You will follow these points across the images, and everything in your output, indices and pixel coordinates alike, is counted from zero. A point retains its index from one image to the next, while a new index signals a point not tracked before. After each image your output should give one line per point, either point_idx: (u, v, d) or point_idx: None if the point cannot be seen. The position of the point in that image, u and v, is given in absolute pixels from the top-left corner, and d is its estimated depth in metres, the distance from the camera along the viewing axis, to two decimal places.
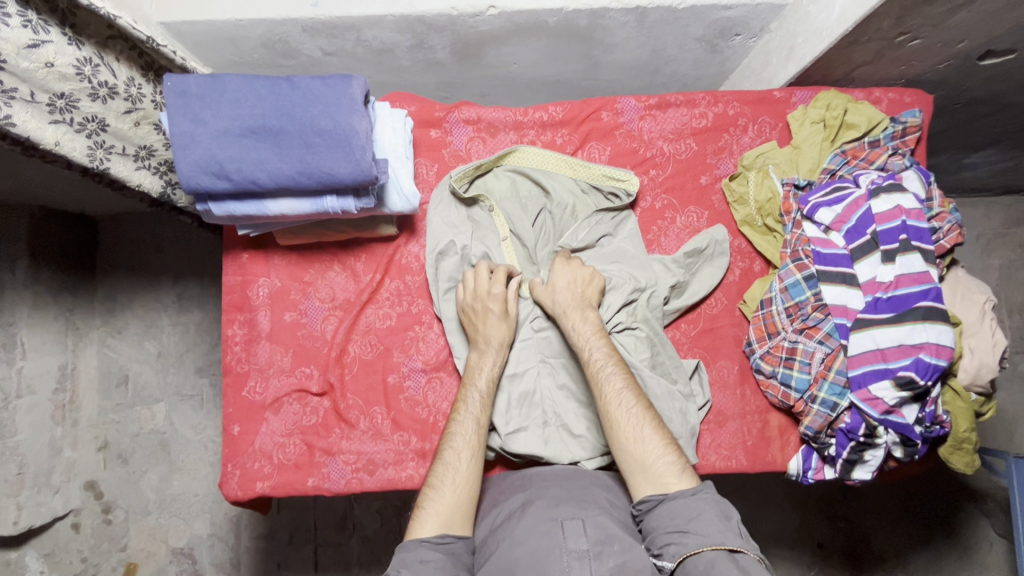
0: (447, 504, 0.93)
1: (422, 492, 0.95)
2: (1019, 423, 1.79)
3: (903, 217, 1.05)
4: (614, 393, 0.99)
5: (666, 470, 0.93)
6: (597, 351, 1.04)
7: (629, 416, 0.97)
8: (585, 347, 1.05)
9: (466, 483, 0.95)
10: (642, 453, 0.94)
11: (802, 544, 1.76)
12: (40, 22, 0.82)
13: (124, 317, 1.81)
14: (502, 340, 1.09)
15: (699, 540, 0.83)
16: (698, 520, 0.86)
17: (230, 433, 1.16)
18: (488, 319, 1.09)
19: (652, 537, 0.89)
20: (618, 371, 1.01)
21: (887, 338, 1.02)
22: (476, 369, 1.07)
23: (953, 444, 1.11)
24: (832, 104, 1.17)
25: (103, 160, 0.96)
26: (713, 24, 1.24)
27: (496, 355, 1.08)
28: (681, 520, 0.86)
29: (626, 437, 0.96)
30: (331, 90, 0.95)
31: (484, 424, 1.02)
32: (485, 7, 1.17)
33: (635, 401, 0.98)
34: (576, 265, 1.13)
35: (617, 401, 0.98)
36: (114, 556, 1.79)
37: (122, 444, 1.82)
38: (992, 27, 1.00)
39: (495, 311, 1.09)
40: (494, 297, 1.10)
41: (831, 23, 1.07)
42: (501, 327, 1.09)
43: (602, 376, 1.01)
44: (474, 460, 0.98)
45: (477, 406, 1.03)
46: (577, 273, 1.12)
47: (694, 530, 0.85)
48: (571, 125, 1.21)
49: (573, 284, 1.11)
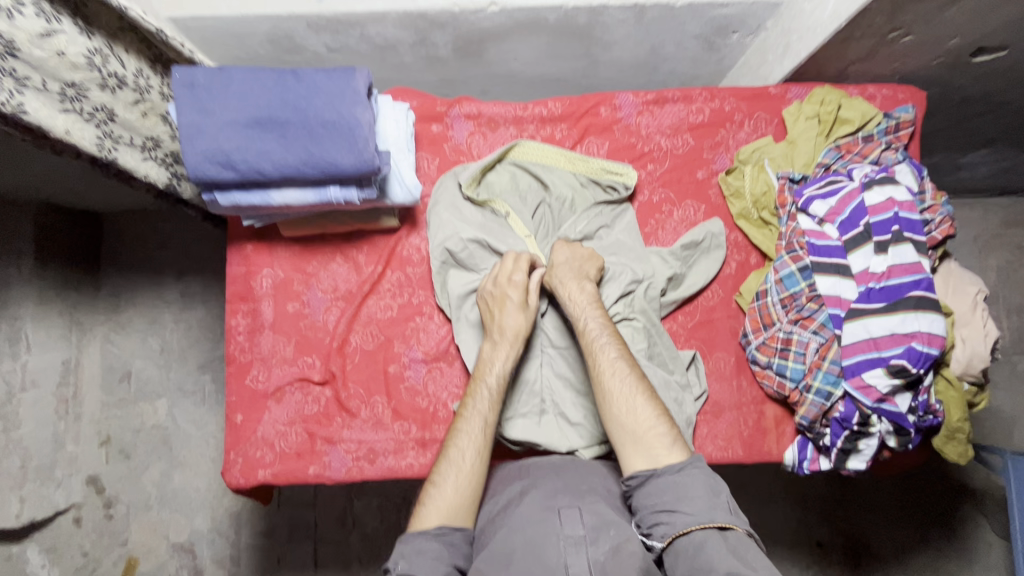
0: (449, 503, 0.93)
1: (424, 488, 0.96)
2: (1016, 422, 1.80)
3: (895, 208, 1.07)
4: (608, 363, 1.01)
5: (657, 441, 0.94)
6: (594, 327, 1.05)
7: (621, 385, 0.99)
8: (585, 327, 1.05)
9: (467, 484, 0.95)
10: (633, 422, 0.96)
11: (801, 543, 1.76)
12: (53, 12, 0.84)
13: (127, 313, 1.84)
14: (519, 331, 1.08)
15: (688, 519, 0.85)
16: (687, 499, 0.87)
17: (233, 421, 1.18)
18: (506, 308, 1.09)
19: (641, 516, 0.90)
20: (613, 341, 1.03)
21: (880, 327, 1.04)
22: (490, 361, 1.06)
23: (946, 435, 1.13)
24: (826, 99, 1.20)
25: (111, 150, 0.98)
26: (710, 22, 1.27)
27: (513, 347, 1.07)
28: (670, 499, 0.88)
29: (620, 408, 0.97)
30: (335, 82, 0.98)
31: (492, 422, 1.00)
32: (487, 4, 1.19)
33: (629, 371, 1.00)
34: (575, 249, 1.15)
35: (611, 370, 1.00)
36: (114, 550, 1.80)
37: (125, 439, 1.83)
38: (983, 23, 1.02)
39: (512, 302, 1.09)
40: (513, 287, 1.11)
41: (825, 20, 1.10)
42: (522, 318, 1.09)
43: (597, 347, 1.03)
44: (479, 457, 0.97)
45: (488, 397, 1.03)
46: (570, 254, 1.13)
47: (683, 509, 0.86)
48: (571, 120, 1.24)
49: (570, 264, 1.12)
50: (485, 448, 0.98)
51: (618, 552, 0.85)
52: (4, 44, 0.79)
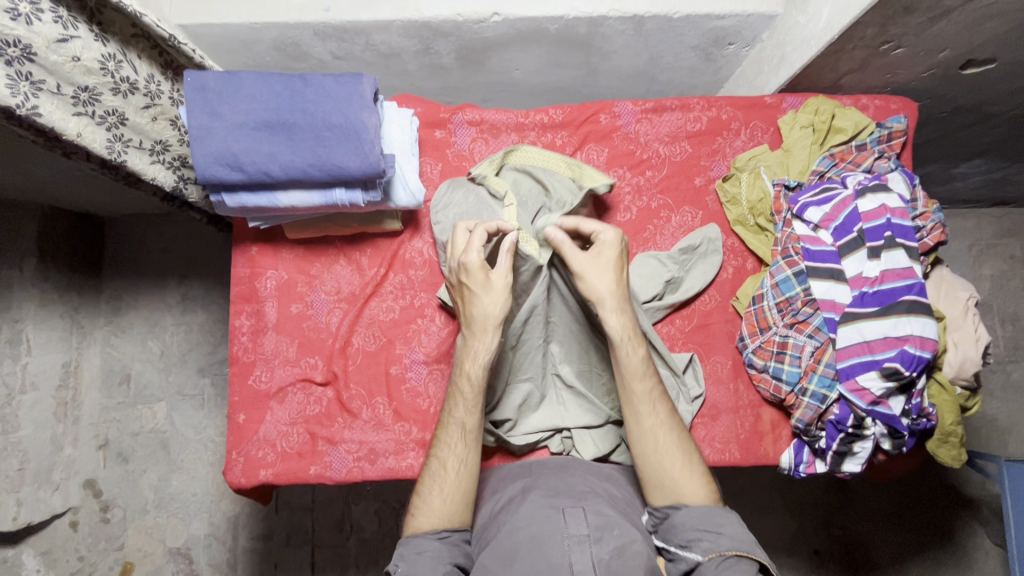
0: (439, 511, 0.94)
1: (413, 499, 0.97)
2: (1012, 431, 1.82)
3: (887, 215, 1.10)
4: (653, 419, 0.99)
5: (681, 488, 0.96)
6: (647, 381, 0.99)
7: (662, 440, 0.98)
8: (642, 382, 0.99)
9: (455, 493, 0.96)
10: (677, 476, 0.96)
11: (798, 550, 1.77)
12: (70, 18, 0.87)
13: (128, 317, 1.84)
14: (484, 314, 1.00)
15: (733, 543, 0.87)
16: (731, 525, 0.90)
17: (235, 421, 1.19)
18: (479, 294, 1.00)
19: (676, 531, 0.92)
20: (663, 401, 1.00)
21: (873, 331, 1.07)
22: (466, 350, 1.01)
23: (940, 438, 1.15)
24: (821, 108, 1.22)
25: (121, 153, 1.00)
26: (707, 33, 1.30)
27: (484, 336, 1.00)
28: (715, 522, 0.90)
29: (666, 463, 0.97)
30: (342, 87, 1.01)
31: (472, 425, 0.99)
32: (490, 13, 1.22)
33: (670, 428, 0.99)
34: (612, 242, 1.01)
35: (655, 425, 0.99)
36: (110, 555, 1.80)
37: (123, 443, 1.83)
38: (972, 36, 1.06)
39: (485, 289, 1.00)
40: (481, 275, 1.00)
41: (819, 32, 1.13)
42: (492, 302, 1.00)
43: (647, 401, 0.99)
44: (463, 466, 0.97)
45: (469, 399, 0.99)
46: (612, 259, 1.01)
47: (728, 533, 0.89)
48: (571, 127, 1.26)
49: (610, 272, 1.00)
50: (473, 449, 0.99)
51: (622, 551, 0.86)
52: (22, 48, 0.81)
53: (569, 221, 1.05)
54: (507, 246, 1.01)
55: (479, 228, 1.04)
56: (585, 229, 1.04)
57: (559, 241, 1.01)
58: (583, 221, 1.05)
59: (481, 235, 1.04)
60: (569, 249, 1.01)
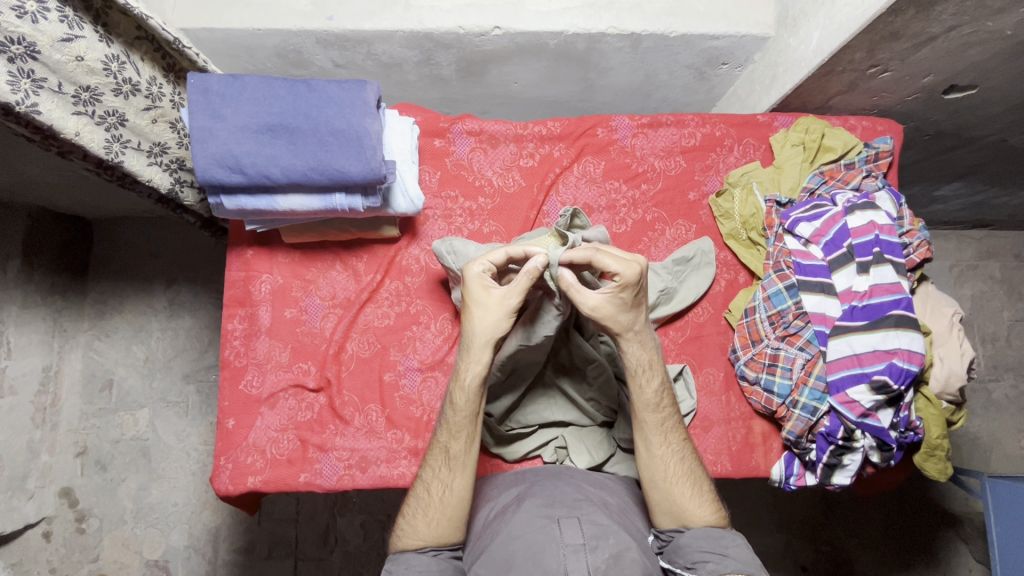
0: (423, 533, 0.93)
1: (399, 520, 0.97)
2: (993, 449, 1.85)
3: (876, 232, 1.13)
4: (664, 449, 0.98)
5: (683, 509, 0.97)
6: (661, 411, 0.98)
7: (665, 471, 0.98)
8: (656, 413, 0.98)
9: (440, 518, 0.93)
10: (685, 503, 0.97)
11: (786, 567, 1.77)
12: (76, 18, 0.86)
13: (112, 321, 1.80)
14: (489, 336, 0.95)
15: (737, 565, 0.89)
16: (736, 547, 0.92)
17: (224, 426, 1.17)
18: (481, 316, 0.95)
19: (681, 553, 0.94)
20: (676, 434, 0.99)
21: (863, 344, 1.09)
22: (462, 374, 0.96)
23: (927, 451, 1.18)
24: (810, 128, 1.26)
25: (118, 153, 0.99)
26: (702, 53, 1.34)
27: (479, 356, 0.95)
28: (720, 544, 0.92)
29: (675, 490, 0.97)
30: (345, 93, 1.02)
31: (454, 454, 0.95)
32: (491, 27, 1.25)
33: (677, 459, 0.98)
34: (633, 280, 0.93)
35: (663, 457, 0.98)
36: (84, 567, 1.74)
37: (101, 450, 1.78)
38: (953, 64, 1.10)
39: (491, 315, 0.95)
40: (490, 300, 0.95)
41: (809, 54, 1.17)
42: (491, 323, 0.95)
43: (659, 431, 0.98)
44: (449, 492, 0.94)
45: (462, 427, 0.96)
46: (628, 300, 0.94)
47: (733, 555, 0.90)
48: (569, 139, 1.28)
49: (625, 310, 0.95)
50: (465, 475, 0.95)
51: (618, 560, 0.86)
52: (25, 46, 0.82)
53: (582, 253, 0.95)
54: (529, 269, 0.93)
55: (499, 251, 0.98)
56: (602, 265, 0.93)
57: (569, 283, 0.93)
58: (600, 256, 0.94)
59: (500, 258, 0.98)
60: (581, 289, 0.94)
